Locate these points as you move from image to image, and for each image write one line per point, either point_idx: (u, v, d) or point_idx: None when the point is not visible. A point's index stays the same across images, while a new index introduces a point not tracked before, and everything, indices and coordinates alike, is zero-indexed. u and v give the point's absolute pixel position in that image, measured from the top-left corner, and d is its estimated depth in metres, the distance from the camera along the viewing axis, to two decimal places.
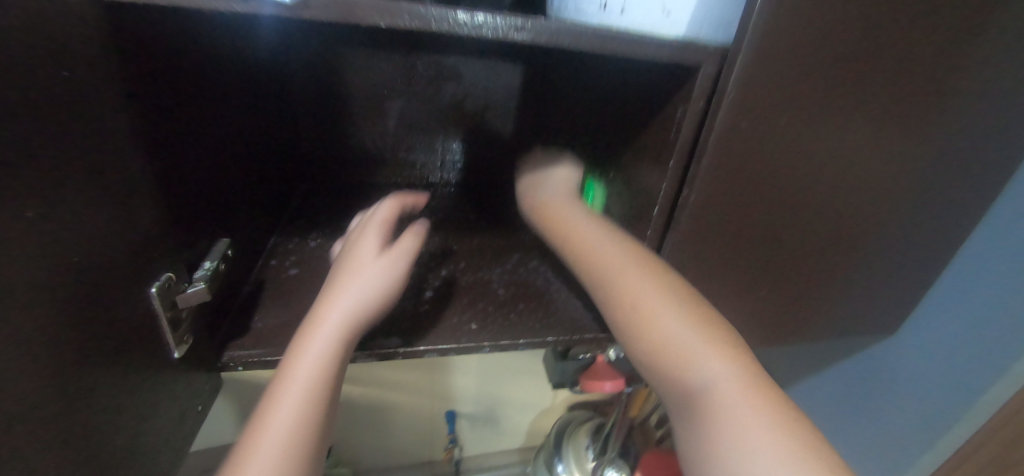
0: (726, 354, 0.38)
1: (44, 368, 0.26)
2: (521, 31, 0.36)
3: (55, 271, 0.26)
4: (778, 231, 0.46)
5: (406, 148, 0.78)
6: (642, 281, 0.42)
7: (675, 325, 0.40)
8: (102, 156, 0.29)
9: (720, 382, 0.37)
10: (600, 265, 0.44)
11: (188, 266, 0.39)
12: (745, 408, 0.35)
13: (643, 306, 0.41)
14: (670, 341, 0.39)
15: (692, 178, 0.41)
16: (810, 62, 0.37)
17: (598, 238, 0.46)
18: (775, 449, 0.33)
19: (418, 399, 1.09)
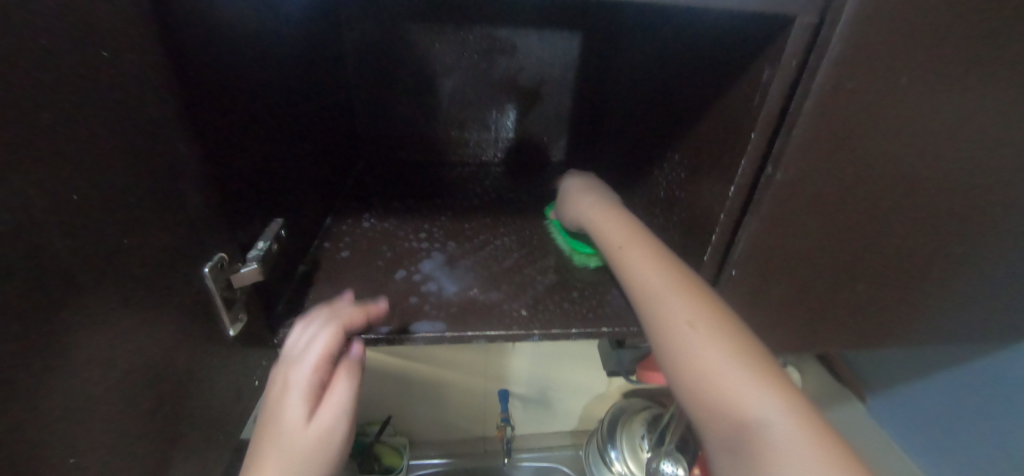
0: (751, 362, 0.36)
1: (105, 350, 0.26)
2: None
3: (115, 252, 0.26)
4: (883, 219, 0.39)
5: (459, 126, 0.76)
6: (639, 256, 0.44)
7: (675, 300, 0.40)
8: (157, 137, 0.29)
9: (747, 385, 0.35)
10: (626, 266, 0.44)
11: (242, 246, 0.39)
12: (743, 384, 0.35)
13: (665, 309, 0.40)
14: (696, 342, 0.37)
15: (778, 153, 0.35)
16: (940, 8, 0.30)
17: (607, 231, 0.49)
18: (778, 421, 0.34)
19: (471, 377, 1.09)
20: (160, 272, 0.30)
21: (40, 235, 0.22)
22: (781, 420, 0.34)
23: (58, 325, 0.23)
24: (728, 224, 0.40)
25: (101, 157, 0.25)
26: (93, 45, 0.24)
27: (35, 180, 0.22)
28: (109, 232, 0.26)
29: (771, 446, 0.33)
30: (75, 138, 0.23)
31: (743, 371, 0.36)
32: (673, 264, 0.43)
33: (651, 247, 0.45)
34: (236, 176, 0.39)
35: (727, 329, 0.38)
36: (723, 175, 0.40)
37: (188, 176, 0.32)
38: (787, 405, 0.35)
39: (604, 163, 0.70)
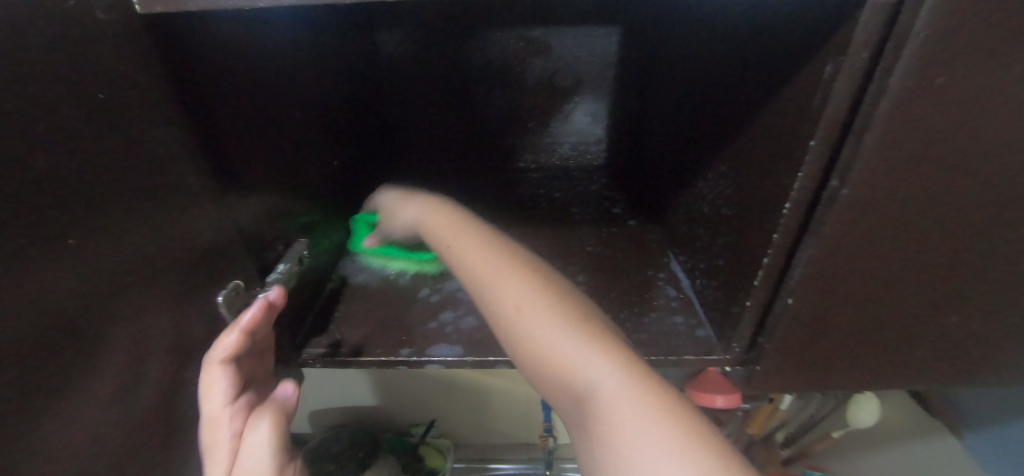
0: (579, 325, 0.34)
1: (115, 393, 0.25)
2: None
3: (120, 291, 0.25)
4: (981, 238, 0.32)
5: (493, 132, 0.74)
6: (471, 251, 0.41)
7: (519, 290, 0.37)
8: (165, 169, 0.28)
9: (576, 351, 0.33)
10: (482, 276, 0.39)
11: (261, 269, 0.39)
12: (576, 349, 0.33)
13: (497, 293, 0.37)
14: (525, 321, 0.35)
15: (844, 165, 0.30)
16: None
17: (455, 247, 0.43)
18: (609, 381, 0.31)
19: (513, 384, 1.07)
20: (173, 306, 0.29)
21: (47, 281, 0.21)
22: (611, 381, 0.31)
23: (62, 372, 0.22)
24: (785, 247, 0.35)
25: (104, 197, 0.24)
26: (85, 83, 0.23)
27: (43, 225, 0.21)
28: (109, 272, 0.24)
29: (606, 411, 0.30)
30: (75, 179, 0.22)
31: (576, 337, 0.34)
32: (521, 272, 0.38)
33: (512, 264, 0.39)
34: (258, 199, 0.38)
35: (556, 296, 0.36)
36: (777, 189, 0.35)
37: (198, 207, 0.31)
38: (625, 365, 0.32)
39: (644, 168, 0.66)
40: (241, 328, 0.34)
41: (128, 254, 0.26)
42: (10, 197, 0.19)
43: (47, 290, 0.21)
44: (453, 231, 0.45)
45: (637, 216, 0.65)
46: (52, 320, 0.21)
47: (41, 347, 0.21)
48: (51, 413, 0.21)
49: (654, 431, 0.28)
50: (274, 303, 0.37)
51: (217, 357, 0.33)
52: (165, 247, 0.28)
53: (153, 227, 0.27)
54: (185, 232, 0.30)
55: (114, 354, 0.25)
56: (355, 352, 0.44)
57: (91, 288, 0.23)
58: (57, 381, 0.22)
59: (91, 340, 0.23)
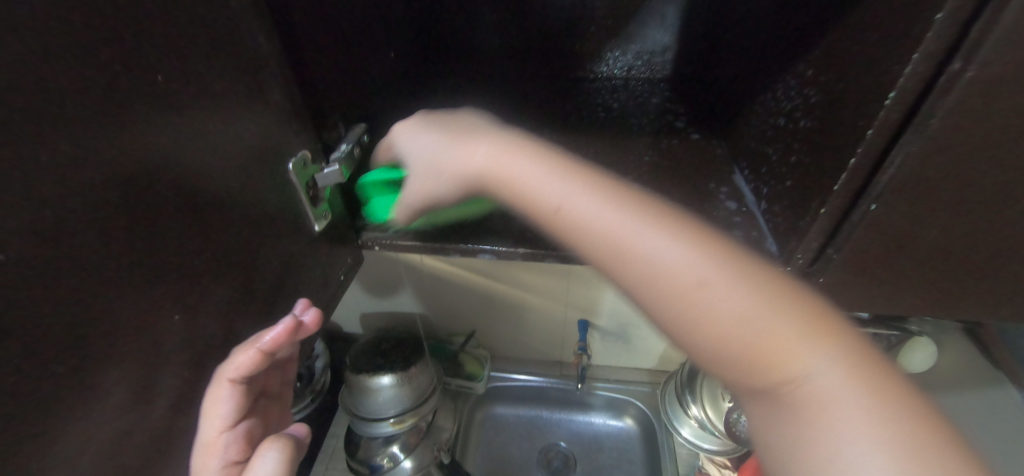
0: (778, 297, 0.32)
1: (187, 237, 0.26)
2: None
3: (192, 137, 0.26)
4: None
5: (552, 35, 0.70)
6: (586, 204, 0.36)
7: (664, 249, 0.34)
8: (232, 20, 0.28)
9: (789, 340, 0.31)
10: (624, 237, 0.35)
11: (324, 146, 0.40)
12: (783, 333, 0.31)
13: (644, 256, 0.34)
14: (716, 297, 0.32)
15: (969, 44, 0.26)
16: None
17: (574, 200, 0.37)
18: (835, 370, 0.30)
19: (553, 303, 1.09)
20: (244, 163, 0.30)
21: (114, 115, 0.22)
22: (833, 372, 0.30)
23: (139, 206, 0.23)
24: (877, 146, 0.31)
25: (170, 35, 0.24)
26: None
27: (110, 58, 0.21)
28: (180, 119, 0.25)
29: (818, 400, 0.30)
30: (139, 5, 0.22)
31: (757, 310, 0.32)
32: (677, 238, 0.34)
33: (663, 227, 0.35)
34: (320, 73, 0.39)
35: (732, 259, 0.34)
36: (878, 78, 0.31)
37: (262, 66, 0.31)
38: (838, 349, 0.31)
39: (715, 80, 0.61)
40: (258, 348, 0.32)
41: (194, 103, 0.26)
42: (80, 7, 0.20)
43: (115, 111, 0.22)
44: (548, 181, 0.38)
45: (702, 130, 0.61)
46: (121, 140, 0.22)
47: (112, 164, 0.22)
48: (124, 230, 0.23)
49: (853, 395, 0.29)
50: (302, 324, 0.35)
51: (228, 375, 0.32)
52: (233, 104, 0.29)
53: (218, 80, 0.28)
54: (252, 95, 0.30)
55: (184, 191, 0.26)
56: (414, 238, 0.47)
57: (162, 128, 0.24)
58: (126, 203, 0.23)
59: (159, 172, 0.24)
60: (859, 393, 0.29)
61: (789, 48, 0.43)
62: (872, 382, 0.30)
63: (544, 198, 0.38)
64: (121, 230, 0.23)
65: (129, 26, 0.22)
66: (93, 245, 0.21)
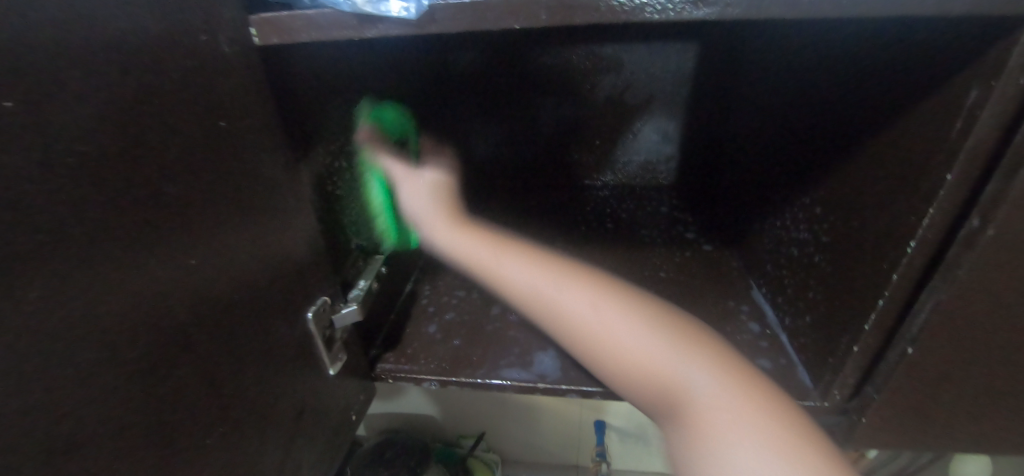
0: (712, 358, 0.33)
1: (221, 419, 0.25)
2: (704, 5, 0.25)
3: (228, 314, 0.26)
4: None
5: (559, 150, 0.73)
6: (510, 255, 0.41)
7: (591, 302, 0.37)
8: (267, 192, 0.29)
9: (721, 392, 0.31)
10: (538, 293, 0.38)
11: (343, 286, 0.40)
12: (732, 401, 0.30)
13: (557, 306, 0.37)
14: (607, 342, 0.35)
15: (990, 205, 0.26)
16: None
17: (523, 274, 0.40)
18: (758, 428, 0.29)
19: (567, 403, 1.05)
20: (269, 325, 0.30)
21: (166, 318, 0.22)
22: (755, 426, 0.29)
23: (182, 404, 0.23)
24: (904, 290, 0.31)
25: (214, 224, 0.25)
26: (199, 106, 0.23)
27: (167, 262, 0.22)
28: (219, 300, 0.25)
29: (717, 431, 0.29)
30: (192, 196, 0.23)
31: (700, 367, 0.32)
32: (668, 338, 0.34)
33: (668, 325, 0.35)
34: (340, 216, 0.39)
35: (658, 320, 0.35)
36: (899, 223, 0.31)
37: (293, 223, 0.32)
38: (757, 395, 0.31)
39: (722, 191, 0.62)
40: None
41: (232, 280, 0.26)
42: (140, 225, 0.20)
43: (166, 306, 0.22)
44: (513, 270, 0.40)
45: (714, 241, 0.61)
46: (166, 329, 0.22)
47: (160, 358, 0.21)
48: (163, 430, 0.21)
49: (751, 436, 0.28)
50: None
51: None
52: (264, 269, 0.29)
53: (253, 250, 0.28)
54: (279, 254, 0.31)
55: (217, 364, 0.25)
56: (425, 370, 0.44)
57: (202, 314, 0.24)
58: (169, 402, 0.22)
59: (198, 354, 0.24)
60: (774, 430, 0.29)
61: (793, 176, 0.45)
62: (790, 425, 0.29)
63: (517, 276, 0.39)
64: (162, 431, 0.21)
65: (183, 227, 0.23)
66: (140, 458, 0.20)
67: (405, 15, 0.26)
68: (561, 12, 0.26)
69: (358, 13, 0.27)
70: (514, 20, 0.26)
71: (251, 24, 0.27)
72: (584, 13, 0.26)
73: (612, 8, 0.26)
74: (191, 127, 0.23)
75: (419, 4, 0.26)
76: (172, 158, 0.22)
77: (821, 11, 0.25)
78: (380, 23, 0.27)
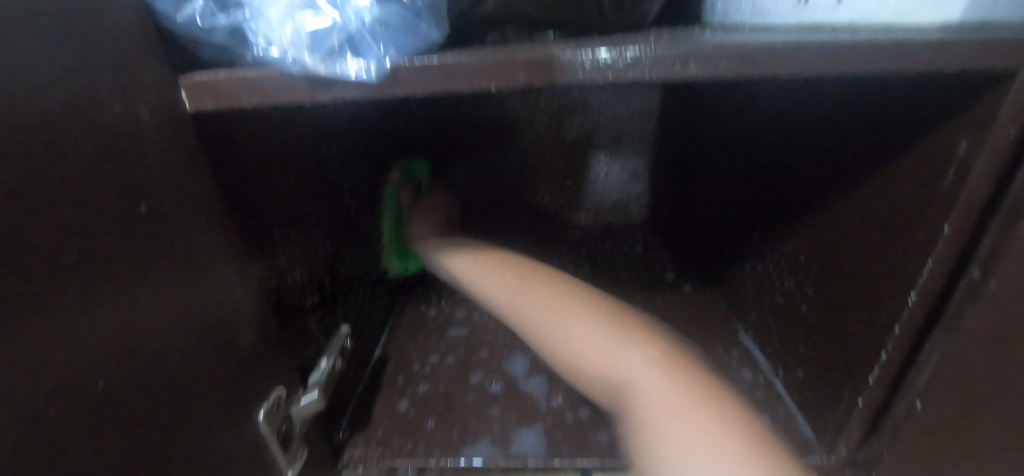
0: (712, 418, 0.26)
1: None
2: (695, 62, 0.23)
3: (175, 438, 0.22)
4: None
5: (530, 193, 0.71)
6: (539, 305, 0.39)
7: (601, 345, 0.33)
8: (213, 282, 0.25)
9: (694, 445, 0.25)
10: (553, 334, 0.36)
11: (303, 369, 0.35)
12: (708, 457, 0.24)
13: (570, 350, 0.35)
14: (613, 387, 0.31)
15: (992, 256, 0.25)
16: None
17: (545, 323, 0.37)
18: None
19: None
20: (220, 437, 0.25)
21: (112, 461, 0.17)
22: None
23: None
24: (906, 338, 0.30)
25: (157, 333, 0.21)
26: (134, 195, 0.20)
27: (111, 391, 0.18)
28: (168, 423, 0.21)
29: None
30: (127, 304, 0.19)
31: (691, 422, 0.26)
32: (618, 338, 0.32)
33: (623, 331, 0.33)
34: (299, 294, 0.35)
35: (667, 373, 0.29)
36: (897, 271, 0.30)
37: (242, 311, 0.28)
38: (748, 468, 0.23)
39: (696, 230, 0.61)
40: None
41: (177, 394, 0.22)
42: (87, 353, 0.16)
43: (102, 449, 0.17)
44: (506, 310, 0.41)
45: (693, 281, 0.60)
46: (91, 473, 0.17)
47: None
48: None
49: None
50: None
51: None
52: (211, 373, 0.25)
53: (197, 355, 0.24)
54: (229, 352, 0.27)
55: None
56: (400, 454, 0.39)
57: (149, 447, 0.20)
58: None
59: None
60: None
61: (772, 219, 0.43)
62: None
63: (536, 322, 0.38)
64: None
65: (129, 345, 0.19)
66: None
67: (361, 76, 0.22)
68: (541, 71, 0.23)
69: (311, 75, 0.23)
70: (489, 78, 0.23)
71: (181, 88, 0.23)
72: (566, 73, 0.23)
73: (596, 67, 0.23)
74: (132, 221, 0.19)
75: (379, 64, 0.22)
76: (106, 264, 0.18)
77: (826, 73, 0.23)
78: (336, 85, 0.23)
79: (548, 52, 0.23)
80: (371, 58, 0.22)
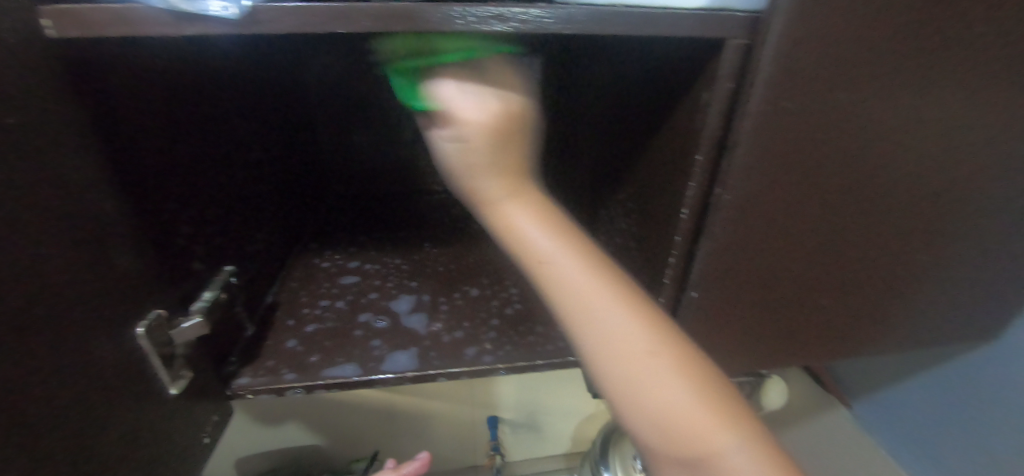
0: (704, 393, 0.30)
1: (17, 438, 0.23)
2: (503, 20, 0.29)
3: (32, 328, 0.24)
4: (825, 237, 0.39)
5: (425, 155, 0.76)
6: (535, 233, 0.33)
7: (599, 293, 0.32)
8: (79, 200, 0.28)
9: (708, 425, 0.29)
10: (549, 262, 0.33)
11: (185, 299, 0.38)
12: (715, 433, 0.29)
13: (561, 277, 0.32)
14: (611, 350, 0.31)
15: (723, 176, 0.35)
16: (855, 31, 0.30)
17: (549, 255, 0.33)
18: (741, 455, 0.29)
19: (459, 407, 1.07)
20: (87, 339, 0.28)
21: None
22: (744, 461, 0.28)
23: None
24: (685, 246, 0.40)
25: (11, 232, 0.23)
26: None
27: None
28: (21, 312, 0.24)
29: (714, 449, 0.29)
30: None
31: (699, 401, 0.30)
32: (672, 369, 0.30)
33: (618, 295, 0.32)
34: (178, 228, 0.38)
35: (661, 343, 0.31)
36: (677, 196, 0.40)
37: (113, 232, 0.30)
38: (735, 425, 0.29)
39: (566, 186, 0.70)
40: None
41: (37, 292, 0.25)
42: None
43: None
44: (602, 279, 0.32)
45: (564, 230, 0.69)
46: None
47: None
48: None
49: (711, 448, 0.29)
50: None
51: None
52: (79, 281, 0.28)
53: (61, 263, 0.26)
54: (100, 268, 0.29)
55: (13, 377, 0.23)
56: (287, 379, 0.43)
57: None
58: None
59: None
60: (750, 460, 0.28)
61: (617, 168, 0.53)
62: (752, 445, 0.29)
63: (528, 240, 0.33)
64: None
65: None
66: None
67: (227, 14, 0.26)
68: (385, 20, 0.28)
69: (174, 10, 0.26)
70: (338, 24, 0.28)
71: (40, 15, 0.26)
72: (404, 23, 0.28)
73: (428, 20, 0.28)
74: None
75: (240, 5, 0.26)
76: None
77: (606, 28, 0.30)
78: (200, 20, 0.26)
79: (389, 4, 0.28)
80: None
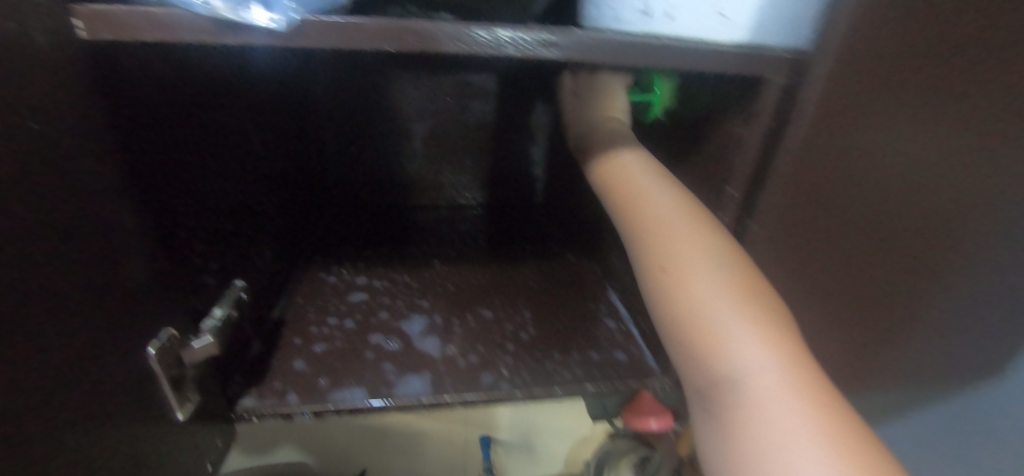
0: (810, 396, 0.29)
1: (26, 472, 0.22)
2: (550, 47, 0.29)
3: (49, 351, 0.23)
4: (852, 273, 0.39)
5: (434, 170, 0.76)
6: (676, 218, 0.35)
7: (699, 264, 0.33)
8: (99, 213, 0.26)
9: (786, 417, 0.28)
10: (666, 223, 0.35)
11: (196, 316, 0.36)
12: (795, 425, 0.28)
13: (655, 227, 0.36)
14: (705, 313, 0.32)
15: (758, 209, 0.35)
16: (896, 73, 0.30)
17: (664, 215, 0.36)
18: (808, 434, 0.27)
19: (453, 428, 1.04)
20: (100, 363, 0.26)
21: None
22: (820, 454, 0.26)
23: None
24: None
25: (35, 248, 0.22)
26: (15, 110, 0.21)
27: None
28: (39, 334, 0.22)
29: (765, 429, 0.28)
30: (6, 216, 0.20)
31: (795, 392, 0.29)
32: (778, 365, 0.30)
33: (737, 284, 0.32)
34: (194, 241, 0.36)
35: (781, 335, 0.31)
36: None
37: (133, 246, 0.29)
38: (828, 429, 0.27)
39: (578, 207, 0.69)
40: None
41: (55, 312, 0.23)
42: None
43: None
44: (697, 233, 0.34)
45: (575, 251, 0.68)
46: None
47: None
48: None
49: (790, 432, 0.27)
50: None
51: None
52: (95, 301, 0.26)
53: (79, 281, 0.25)
54: (116, 286, 0.28)
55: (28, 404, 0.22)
56: (296, 402, 0.41)
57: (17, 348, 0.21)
58: None
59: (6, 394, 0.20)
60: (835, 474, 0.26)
61: None
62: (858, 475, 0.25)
63: (642, 204, 0.37)
64: None
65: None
66: None
67: (272, 26, 0.25)
68: (431, 41, 0.27)
69: (217, 19, 0.25)
70: (383, 41, 0.27)
71: (73, 16, 0.25)
72: (450, 46, 0.28)
73: (474, 44, 0.28)
74: (9, 134, 0.21)
75: (286, 17, 0.25)
76: None
77: (646, 59, 0.31)
78: (244, 30, 0.25)
79: (435, 26, 0.27)
80: (279, 11, 0.25)
